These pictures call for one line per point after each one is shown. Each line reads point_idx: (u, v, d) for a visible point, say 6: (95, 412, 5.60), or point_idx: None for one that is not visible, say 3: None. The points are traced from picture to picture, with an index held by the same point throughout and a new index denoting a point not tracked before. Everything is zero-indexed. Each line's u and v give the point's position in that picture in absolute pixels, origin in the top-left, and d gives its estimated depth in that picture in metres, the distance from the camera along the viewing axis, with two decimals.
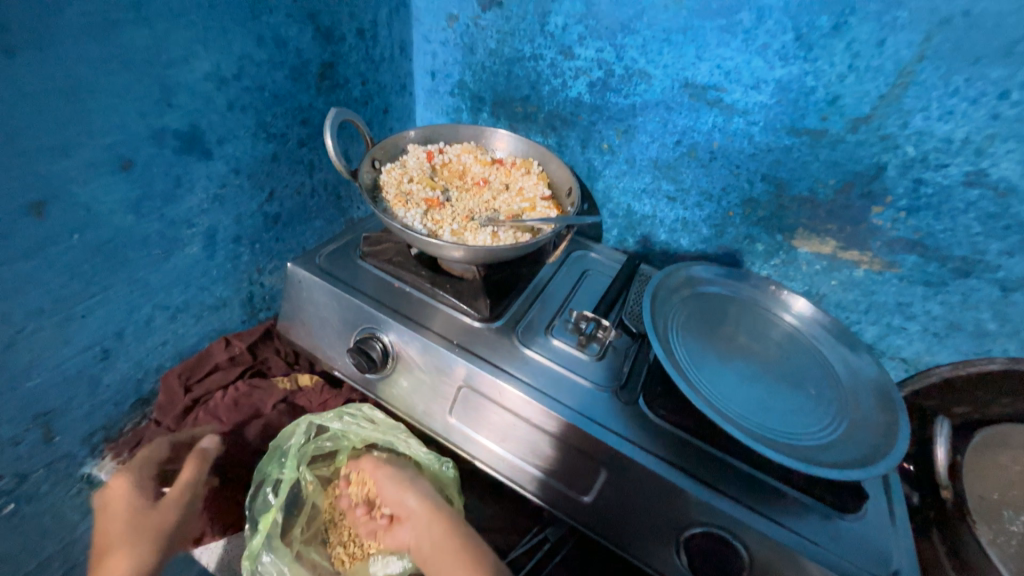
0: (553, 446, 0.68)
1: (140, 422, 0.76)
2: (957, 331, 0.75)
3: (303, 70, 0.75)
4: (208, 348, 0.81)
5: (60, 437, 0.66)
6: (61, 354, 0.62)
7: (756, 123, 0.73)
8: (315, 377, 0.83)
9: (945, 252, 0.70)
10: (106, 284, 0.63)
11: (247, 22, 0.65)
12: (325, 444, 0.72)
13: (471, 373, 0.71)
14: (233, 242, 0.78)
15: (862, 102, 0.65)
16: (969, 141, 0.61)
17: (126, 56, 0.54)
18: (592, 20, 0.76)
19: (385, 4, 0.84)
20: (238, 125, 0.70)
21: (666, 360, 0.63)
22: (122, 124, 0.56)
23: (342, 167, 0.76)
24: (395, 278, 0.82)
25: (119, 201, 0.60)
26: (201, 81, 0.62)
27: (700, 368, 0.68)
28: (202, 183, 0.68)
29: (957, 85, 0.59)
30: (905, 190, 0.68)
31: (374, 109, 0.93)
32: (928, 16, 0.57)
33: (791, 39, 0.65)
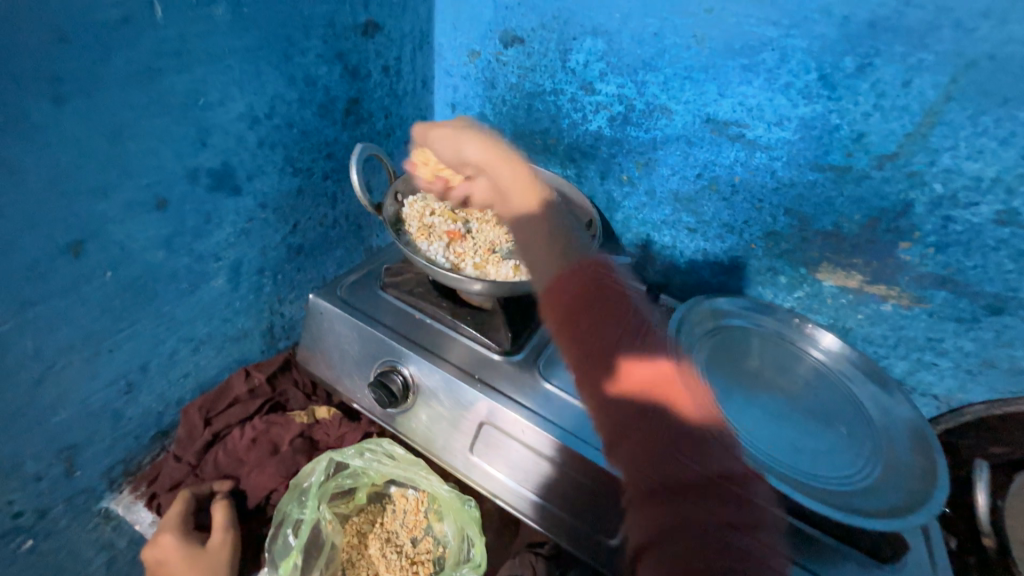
0: (576, 485, 0.66)
1: (158, 454, 0.76)
2: (991, 368, 0.73)
3: (330, 106, 0.77)
4: (228, 379, 0.81)
5: (81, 471, 0.66)
6: (87, 390, 0.62)
7: (779, 158, 0.73)
8: (333, 410, 0.83)
9: (977, 288, 0.68)
10: (135, 319, 0.64)
11: (280, 64, 0.67)
12: (345, 481, 0.71)
13: (493, 410, 0.70)
14: (257, 274, 0.78)
15: (887, 140, 0.64)
16: (999, 180, 0.61)
17: (167, 101, 0.56)
18: (613, 58, 0.77)
19: (410, 41, 0.87)
20: (266, 162, 0.71)
21: None
22: (159, 165, 0.58)
23: (366, 201, 0.76)
24: (415, 309, 0.82)
25: (152, 238, 0.61)
26: (234, 121, 0.64)
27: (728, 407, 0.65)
28: (231, 217, 0.69)
29: (985, 125, 0.59)
30: (934, 227, 0.67)
31: (396, 141, 0.94)
32: (954, 58, 0.58)
33: (815, 78, 0.65)
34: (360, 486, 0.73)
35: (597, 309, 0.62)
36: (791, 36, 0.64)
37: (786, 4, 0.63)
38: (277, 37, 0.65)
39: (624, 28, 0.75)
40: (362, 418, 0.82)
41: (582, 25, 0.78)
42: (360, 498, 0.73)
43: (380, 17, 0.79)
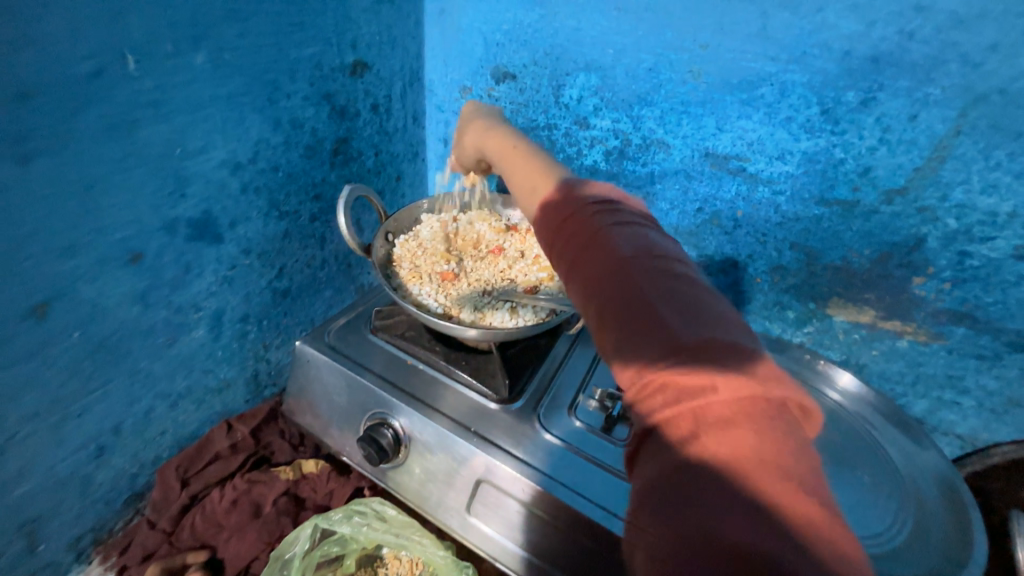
0: (582, 550, 0.61)
1: (132, 519, 0.71)
2: (1017, 408, 0.69)
3: (317, 147, 0.75)
4: (209, 434, 0.76)
5: (44, 545, 0.62)
6: (52, 458, 0.58)
7: (781, 192, 0.70)
8: (322, 462, 0.78)
9: (997, 325, 0.65)
10: (107, 379, 0.60)
11: (264, 108, 0.65)
12: (332, 548, 0.66)
13: (490, 466, 0.65)
14: (241, 321, 0.75)
15: (895, 174, 0.62)
16: (1016, 215, 0.58)
17: (143, 153, 0.53)
18: (607, 93, 0.76)
19: (400, 79, 0.85)
20: (251, 207, 0.68)
21: None
22: (134, 218, 0.55)
23: (355, 244, 0.73)
24: (408, 354, 0.78)
25: (126, 294, 0.57)
26: (216, 168, 0.61)
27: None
28: (212, 266, 0.66)
29: (998, 160, 0.56)
30: (949, 262, 0.64)
31: (387, 177, 0.92)
32: (962, 92, 0.55)
33: (816, 113, 0.63)
34: (348, 552, 0.68)
35: (571, 231, 0.42)
36: (791, 71, 0.63)
37: (784, 38, 0.61)
38: (261, 82, 0.63)
39: (617, 63, 0.73)
40: (352, 471, 0.77)
41: (574, 60, 0.76)
42: (349, 565, 0.68)
43: (369, 56, 0.78)
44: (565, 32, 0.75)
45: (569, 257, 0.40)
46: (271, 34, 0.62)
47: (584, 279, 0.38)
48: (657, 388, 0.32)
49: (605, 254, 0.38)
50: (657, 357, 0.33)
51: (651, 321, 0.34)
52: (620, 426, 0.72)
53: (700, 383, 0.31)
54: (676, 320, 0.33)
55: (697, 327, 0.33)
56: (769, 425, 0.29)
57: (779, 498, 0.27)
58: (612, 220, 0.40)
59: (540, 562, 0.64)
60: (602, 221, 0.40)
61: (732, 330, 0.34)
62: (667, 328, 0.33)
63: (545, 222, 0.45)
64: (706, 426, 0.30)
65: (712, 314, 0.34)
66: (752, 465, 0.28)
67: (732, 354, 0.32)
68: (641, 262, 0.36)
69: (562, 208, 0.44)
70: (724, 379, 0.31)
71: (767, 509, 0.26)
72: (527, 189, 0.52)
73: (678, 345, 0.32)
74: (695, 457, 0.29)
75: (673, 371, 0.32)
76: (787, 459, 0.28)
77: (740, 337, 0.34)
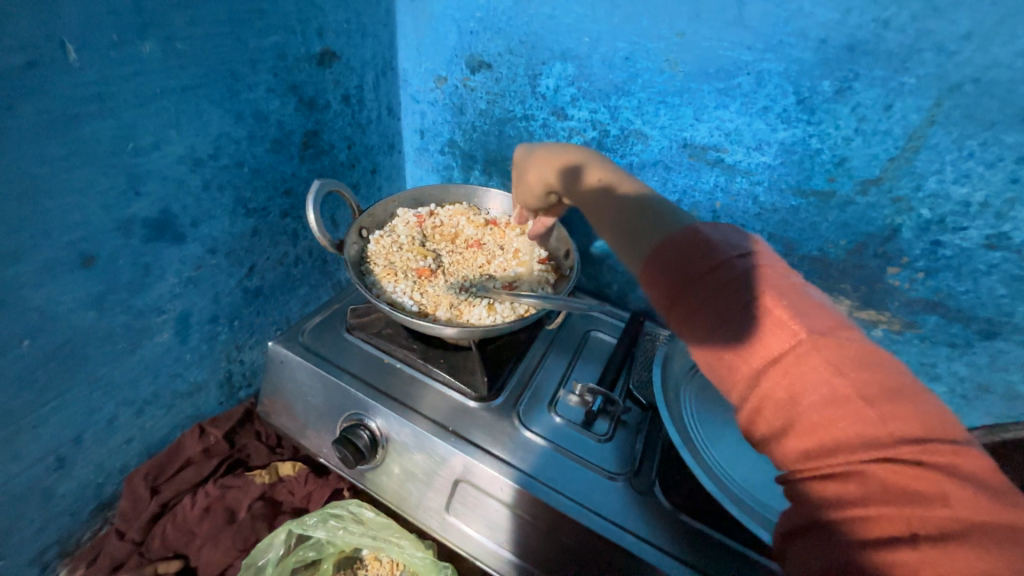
0: (561, 548, 0.61)
1: (101, 528, 0.69)
2: (987, 393, 0.70)
3: (285, 140, 0.72)
4: (180, 439, 0.74)
5: (4, 561, 0.59)
6: (7, 472, 0.55)
7: (759, 183, 0.70)
8: (299, 465, 0.77)
9: (969, 313, 0.66)
10: (64, 388, 0.57)
11: (225, 101, 0.62)
12: (308, 554, 0.65)
13: (468, 466, 0.64)
14: (209, 322, 0.72)
15: (871, 164, 0.62)
16: (988, 204, 0.58)
17: (90, 150, 0.50)
18: (584, 83, 0.74)
19: (372, 68, 0.82)
20: (214, 205, 0.65)
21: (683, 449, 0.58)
22: (84, 219, 0.52)
23: (327, 241, 0.71)
24: (385, 353, 0.76)
25: (79, 299, 0.55)
26: (173, 165, 0.58)
27: (714, 446, 0.62)
28: (175, 267, 0.63)
29: (971, 150, 0.56)
30: (922, 251, 0.64)
31: (362, 171, 0.89)
32: (936, 81, 0.55)
33: (793, 103, 0.63)
34: (325, 557, 0.67)
35: (687, 275, 0.38)
36: (767, 60, 0.62)
37: (760, 26, 0.60)
38: (219, 73, 0.60)
39: (594, 52, 0.71)
40: (330, 472, 0.76)
41: (550, 49, 0.74)
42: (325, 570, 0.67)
43: (337, 45, 0.75)
44: (540, 19, 0.73)
45: (688, 307, 0.38)
46: (228, 21, 0.58)
47: (715, 333, 0.36)
48: (804, 435, 0.33)
49: (743, 302, 0.35)
50: (800, 406, 0.33)
51: (787, 373, 0.34)
52: (601, 421, 0.71)
53: (862, 431, 0.31)
54: (821, 369, 0.33)
55: (842, 374, 0.32)
56: (937, 469, 0.30)
57: (942, 556, 0.27)
58: (747, 262, 0.37)
59: (520, 561, 0.63)
60: (740, 266, 0.37)
61: (892, 370, 0.33)
62: (811, 379, 0.33)
63: (646, 261, 0.41)
64: (866, 467, 0.31)
65: (863, 353, 0.33)
66: (910, 512, 0.29)
67: (882, 399, 0.32)
68: (777, 311, 0.34)
69: (671, 247, 0.40)
70: (963, 494, 0.29)
71: (924, 564, 0.27)
72: (621, 219, 0.47)
73: (825, 394, 0.32)
74: (859, 502, 0.31)
75: (838, 419, 0.32)
76: (949, 500, 0.29)
77: (904, 378, 0.33)
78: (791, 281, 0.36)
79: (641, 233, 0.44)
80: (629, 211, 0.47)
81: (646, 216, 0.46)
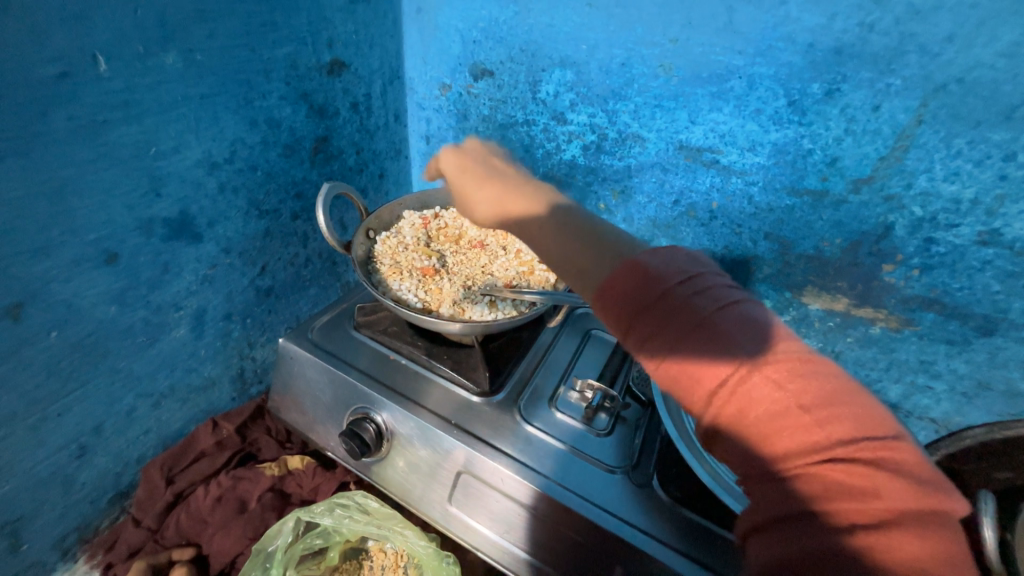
0: (560, 538, 0.62)
1: (118, 517, 0.72)
2: (987, 391, 0.70)
3: (296, 146, 0.75)
4: (194, 432, 0.77)
5: (28, 544, 0.62)
6: (33, 458, 0.59)
7: (754, 183, 0.71)
8: (308, 459, 0.79)
9: (965, 310, 0.66)
10: (86, 379, 0.60)
11: (240, 108, 0.65)
12: (315, 542, 0.67)
13: (470, 458, 0.66)
14: (223, 319, 0.75)
15: (862, 163, 0.63)
16: (978, 201, 0.59)
17: (116, 154, 0.54)
18: (583, 88, 0.77)
19: (379, 77, 0.86)
20: (230, 207, 0.69)
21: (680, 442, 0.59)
22: (108, 219, 0.55)
23: (335, 241, 0.74)
24: (391, 350, 0.79)
25: (102, 294, 0.58)
26: (191, 168, 0.62)
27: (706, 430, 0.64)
28: (191, 266, 0.67)
29: (959, 148, 0.58)
30: (916, 249, 0.65)
31: (370, 175, 0.93)
32: (922, 82, 0.57)
33: (784, 105, 0.64)
34: (332, 545, 0.69)
35: (642, 303, 0.40)
36: (758, 64, 0.64)
37: (750, 32, 0.62)
38: (235, 82, 0.63)
39: (591, 59, 0.74)
40: (337, 465, 0.78)
41: (549, 56, 0.77)
42: (332, 558, 0.69)
43: (346, 55, 0.78)
44: (539, 28, 0.76)
45: (643, 332, 0.39)
46: (244, 34, 0.62)
47: (669, 355, 0.38)
48: (756, 444, 0.35)
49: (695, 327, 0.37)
50: (747, 417, 0.35)
51: (734, 388, 0.35)
52: (600, 415, 0.73)
53: (808, 439, 0.33)
54: (764, 383, 0.35)
55: (783, 387, 0.35)
56: (872, 465, 0.32)
57: (884, 543, 0.30)
58: (691, 287, 0.39)
59: (521, 552, 0.64)
60: (684, 293, 0.38)
61: (824, 375, 0.35)
62: (758, 394, 0.35)
63: (601, 287, 0.42)
64: (812, 467, 0.33)
65: (799, 364, 0.35)
66: (852, 505, 0.32)
67: (819, 407, 0.34)
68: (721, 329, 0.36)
69: (619, 279, 0.41)
70: (897, 488, 0.31)
71: (867, 553, 0.30)
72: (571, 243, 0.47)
73: (770, 405, 0.35)
74: (810, 501, 0.33)
75: (784, 427, 0.34)
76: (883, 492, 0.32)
77: (835, 381, 0.35)
78: (729, 298, 0.38)
79: (592, 260, 0.45)
80: (577, 234, 0.47)
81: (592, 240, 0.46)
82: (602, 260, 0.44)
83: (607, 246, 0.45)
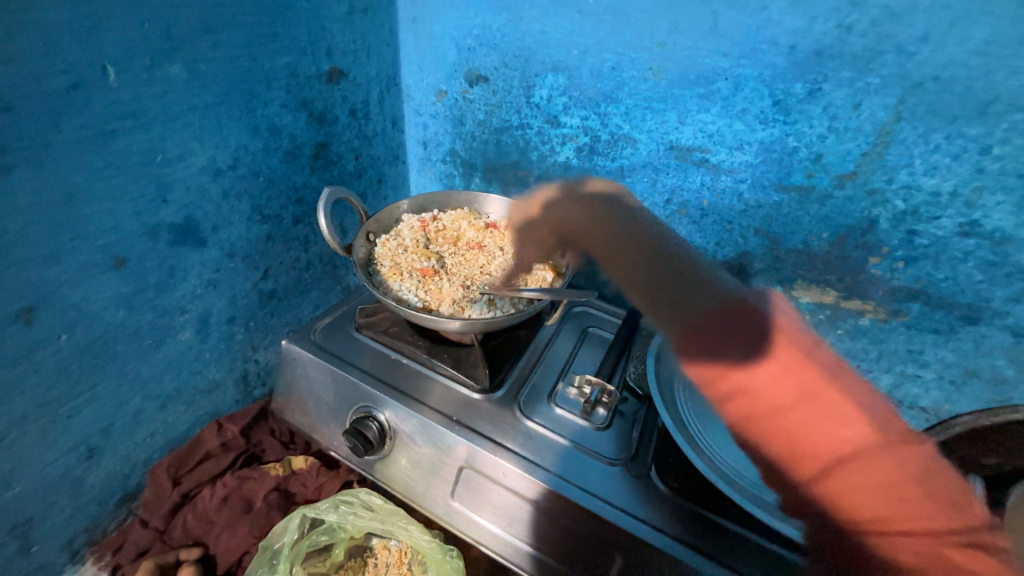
0: (562, 529, 0.64)
1: (125, 520, 0.73)
2: (974, 378, 0.72)
3: (297, 152, 0.77)
4: (200, 434, 0.78)
5: (38, 546, 0.63)
6: (44, 459, 0.60)
7: (743, 181, 0.74)
8: (311, 459, 0.80)
9: (949, 300, 0.68)
10: (95, 381, 0.62)
11: (243, 116, 0.67)
12: (321, 538, 0.68)
13: (472, 453, 0.68)
14: (227, 323, 0.77)
15: (845, 159, 0.65)
16: (957, 194, 0.61)
17: (124, 161, 0.56)
18: (575, 92, 0.79)
19: (377, 85, 0.88)
20: (233, 212, 0.71)
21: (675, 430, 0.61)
22: (116, 225, 0.57)
23: (336, 243, 0.76)
24: (392, 350, 0.80)
25: (110, 298, 0.60)
26: (196, 175, 0.64)
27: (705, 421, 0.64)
28: (196, 270, 0.68)
29: (937, 143, 0.60)
30: (900, 241, 0.67)
31: (368, 181, 0.95)
32: (899, 80, 0.59)
33: (769, 104, 0.67)
34: (337, 542, 0.70)
35: (671, 309, 0.54)
36: (742, 66, 0.66)
37: (734, 35, 0.65)
38: (238, 91, 0.65)
39: (582, 63, 0.76)
40: (341, 465, 0.80)
41: (542, 62, 0.79)
42: (338, 555, 0.70)
43: (345, 63, 0.80)
44: (531, 34, 0.78)
45: (679, 333, 0.51)
46: (246, 44, 0.64)
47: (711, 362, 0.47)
48: (781, 443, 0.43)
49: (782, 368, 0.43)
50: (777, 419, 0.43)
51: (766, 397, 0.43)
52: (598, 410, 0.75)
53: (836, 441, 0.40)
54: (831, 422, 0.40)
55: (851, 424, 0.40)
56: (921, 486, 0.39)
57: (909, 542, 0.38)
58: (737, 314, 0.48)
59: (523, 545, 0.66)
60: (739, 324, 0.47)
61: (850, 391, 0.42)
62: (798, 422, 0.41)
63: (688, 319, 0.51)
64: (831, 468, 0.41)
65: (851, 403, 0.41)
66: (860, 501, 0.40)
67: (888, 443, 0.40)
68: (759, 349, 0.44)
69: (699, 319, 0.50)
70: (944, 512, 0.37)
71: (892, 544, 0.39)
72: (649, 260, 0.61)
73: (793, 409, 0.42)
74: (872, 518, 0.39)
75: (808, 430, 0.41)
76: (896, 501, 0.39)
77: (860, 396, 0.42)
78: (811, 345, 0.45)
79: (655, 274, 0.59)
80: (654, 252, 0.62)
81: (639, 256, 0.62)
82: (647, 275, 0.59)
83: (659, 259, 0.61)
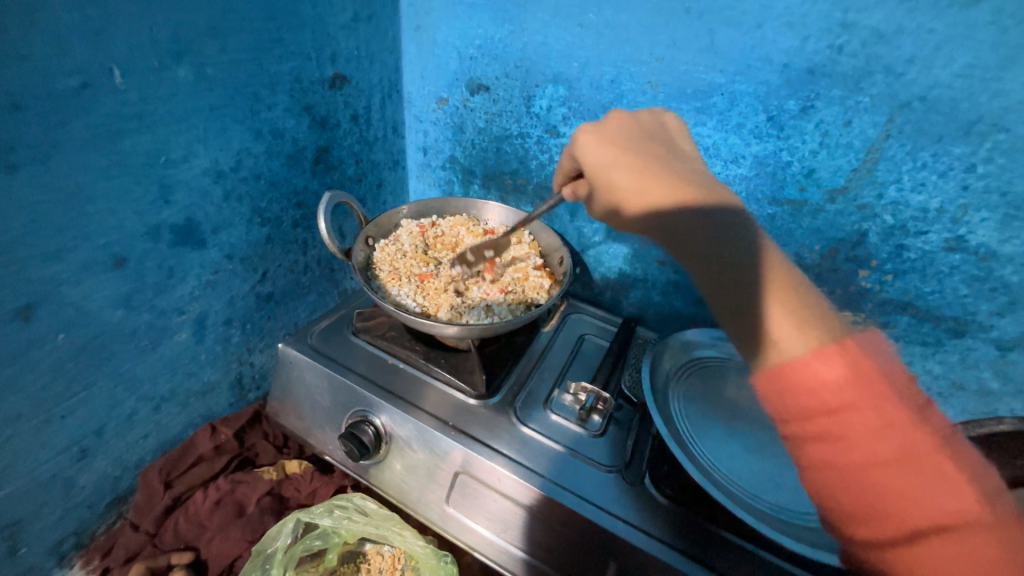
0: (557, 536, 0.64)
1: (115, 523, 0.72)
2: (961, 390, 0.74)
3: (298, 156, 0.78)
4: (193, 437, 0.78)
5: (26, 548, 0.62)
6: (35, 460, 0.59)
7: (738, 194, 0.75)
8: (305, 463, 0.80)
9: (936, 313, 0.70)
10: (90, 382, 0.61)
11: (246, 119, 0.68)
12: (314, 543, 0.68)
13: (468, 459, 0.68)
14: (224, 325, 0.77)
15: (836, 174, 0.67)
16: (944, 210, 0.63)
17: (128, 162, 0.56)
18: (574, 103, 0.80)
19: (379, 91, 0.89)
20: (234, 214, 0.71)
21: (669, 437, 0.62)
22: (118, 224, 0.57)
23: (336, 248, 0.76)
24: (389, 355, 0.81)
25: (109, 298, 0.59)
26: (198, 177, 0.64)
27: (700, 433, 0.66)
28: (195, 271, 0.68)
29: (924, 160, 0.62)
30: (889, 255, 0.69)
31: (368, 186, 0.95)
32: (888, 99, 0.61)
33: (764, 120, 0.69)
34: (331, 546, 0.69)
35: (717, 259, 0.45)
36: (738, 82, 0.68)
37: (730, 52, 0.67)
38: (242, 95, 0.66)
39: (582, 75, 0.78)
40: (335, 470, 0.80)
41: (543, 73, 0.81)
42: (331, 560, 0.69)
43: (348, 70, 0.81)
44: (533, 46, 0.79)
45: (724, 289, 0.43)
46: (252, 49, 0.65)
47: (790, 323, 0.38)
48: (879, 498, 0.33)
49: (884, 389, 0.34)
50: (868, 474, 0.34)
51: (861, 449, 0.34)
52: (593, 417, 0.75)
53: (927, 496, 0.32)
54: (893, 470, 0.33)
55: (880, 437, 0.34)
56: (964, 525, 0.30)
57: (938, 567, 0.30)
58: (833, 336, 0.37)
59: (518, 551, 0.66)
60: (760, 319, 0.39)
61: (958, 468, 0.32)
62: (855, 426, 0.34)
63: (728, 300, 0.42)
64: (924, 533, 0.31)
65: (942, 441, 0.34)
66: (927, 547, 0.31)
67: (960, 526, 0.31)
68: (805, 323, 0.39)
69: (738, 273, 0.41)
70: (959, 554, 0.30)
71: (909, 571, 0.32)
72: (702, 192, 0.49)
73: (884, 463, 0.33)
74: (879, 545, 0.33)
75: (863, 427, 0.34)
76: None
77: (961, 479, 0.32)
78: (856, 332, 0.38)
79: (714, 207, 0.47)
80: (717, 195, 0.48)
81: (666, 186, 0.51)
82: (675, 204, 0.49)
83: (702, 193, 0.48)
